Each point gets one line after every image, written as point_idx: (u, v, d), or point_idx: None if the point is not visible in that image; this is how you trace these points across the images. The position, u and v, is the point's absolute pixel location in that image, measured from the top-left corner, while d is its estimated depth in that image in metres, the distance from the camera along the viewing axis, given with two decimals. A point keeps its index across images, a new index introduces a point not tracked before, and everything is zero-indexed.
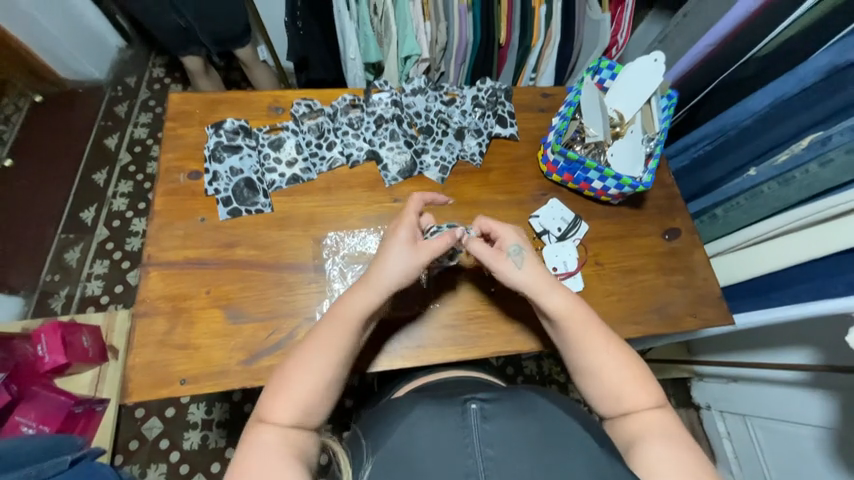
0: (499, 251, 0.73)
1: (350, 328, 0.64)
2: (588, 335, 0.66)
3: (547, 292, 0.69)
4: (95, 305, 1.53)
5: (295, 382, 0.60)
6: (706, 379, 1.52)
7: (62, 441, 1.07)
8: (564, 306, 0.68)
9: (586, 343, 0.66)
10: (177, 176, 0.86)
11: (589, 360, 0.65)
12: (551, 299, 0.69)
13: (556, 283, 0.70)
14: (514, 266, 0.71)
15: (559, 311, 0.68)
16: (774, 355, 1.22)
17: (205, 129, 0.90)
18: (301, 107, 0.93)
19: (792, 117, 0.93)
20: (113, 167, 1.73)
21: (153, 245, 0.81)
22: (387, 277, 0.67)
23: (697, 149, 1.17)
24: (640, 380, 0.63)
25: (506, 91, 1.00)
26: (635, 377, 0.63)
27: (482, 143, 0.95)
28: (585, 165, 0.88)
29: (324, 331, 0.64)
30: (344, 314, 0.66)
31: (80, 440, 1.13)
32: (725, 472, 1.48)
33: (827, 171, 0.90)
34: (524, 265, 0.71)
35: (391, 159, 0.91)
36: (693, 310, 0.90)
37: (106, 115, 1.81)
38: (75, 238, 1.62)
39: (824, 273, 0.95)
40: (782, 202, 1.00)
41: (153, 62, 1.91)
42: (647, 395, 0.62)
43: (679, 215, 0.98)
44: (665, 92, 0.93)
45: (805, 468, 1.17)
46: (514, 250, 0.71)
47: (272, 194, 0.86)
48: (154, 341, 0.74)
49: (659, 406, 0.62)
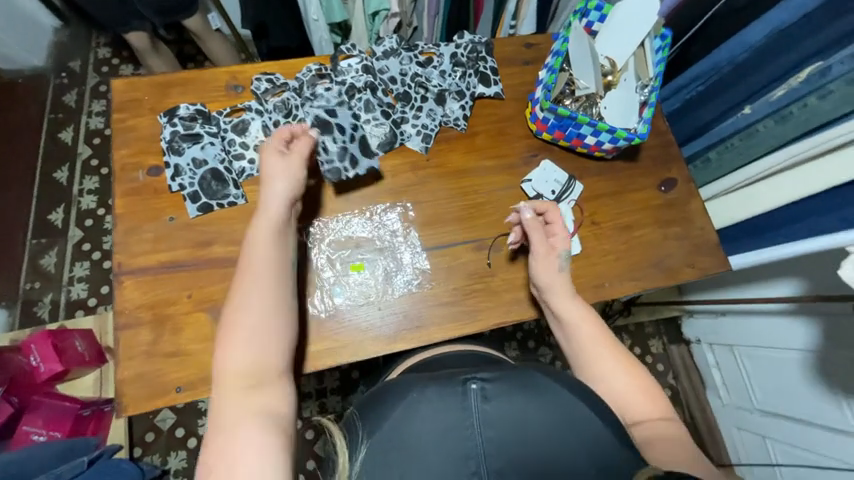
0: (549, 249, 0.77)
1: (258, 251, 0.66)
2: (596, 343, 0.69)
3: (568, 297, 0.74)
4: (83, 309, 1.47)
5: (239, 337, 0.60)
6: (696, 317, 1.56)
7: (76, 443, 1.06)
8: (578, 312, 0.72)
9: (594, 350, 0.68)
10: (136, 174, 0.78)
11: (595, 365, 0.67)
12: (564, 304, 0.73)
13: (574, 293, 0.74)
14: (556, 266, 0.75)
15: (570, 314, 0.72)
16: (762, 289, 1.24)
17: (159, 117, 0.81)
18: (262, 84, 0.84)
19: (791, 47, 0.87)
20: (74, 162, 1.60)
21: (123, 252, 0.75)
22: (280, 195, 0.70)
23: (690, 90, 1.11)
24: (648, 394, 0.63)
25: (486, 45, 0.92)
26: (643, 388, 0.64)
27: (465, 106, 0.88)
28: (577, 121, 0.82)
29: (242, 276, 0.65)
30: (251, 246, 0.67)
31: (95, 439, 1.11)
32: (714, 400, 1.56)
33: (826, 103, 0.85)
34: (565, 269, 0.76)
35: (369, 133, 0.84)
36: (691, 261, 0.88)
37: (54, 106, 1.65)
38: (48, 243, 1.53)
39: (820, 210, 0.93)
40: (778, 140, 0.96)
41: (96, 42, 1.72)
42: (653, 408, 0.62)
43: (674, 164, 0.94)
44: (660, 31, 0.84)
45: (790, 390, 1.23)
46: (565, 254, 0.75)
47: (243, 183, 0.80)
48: (141, 351, 0.71)
49: (665, 417, 0.62)
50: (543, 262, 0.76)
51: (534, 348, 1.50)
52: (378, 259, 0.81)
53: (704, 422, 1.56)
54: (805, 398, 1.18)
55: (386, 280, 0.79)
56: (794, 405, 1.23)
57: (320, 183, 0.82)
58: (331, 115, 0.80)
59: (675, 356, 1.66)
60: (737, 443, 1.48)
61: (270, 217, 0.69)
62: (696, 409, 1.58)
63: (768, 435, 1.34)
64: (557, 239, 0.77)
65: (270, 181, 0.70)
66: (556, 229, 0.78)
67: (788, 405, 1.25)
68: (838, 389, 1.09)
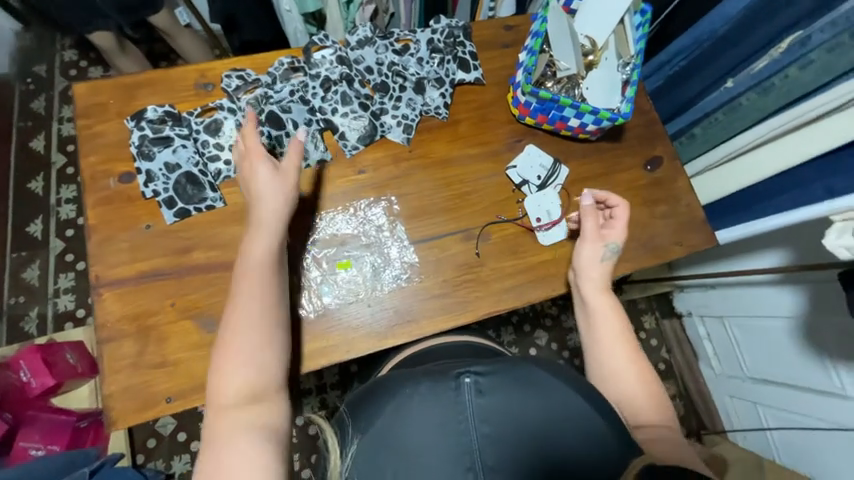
0: (599, 238, 0.77)
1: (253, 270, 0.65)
2: (616, 340, 0.69)
3: (598, 290, 0.74)
4: (72, 321, 1.44)
5: (234, 357, 0.60)
6: (687, 291, 1.58)
7: (75, 456, 1.04)
8: (605, 305, 0.73)
9: (612, 347, 0.69)
10: (106, 181, 0.75)
11: (612, 363, 0.68)
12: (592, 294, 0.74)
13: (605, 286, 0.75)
14: (599, 255, 0.76)
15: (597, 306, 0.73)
16: (749, 262, 1.26)
17: (126, 121, 0.78)
18: (233, 81, 0.81)
19: (772, 17, 0.85)
20: (48, 171, 1.54)
21: (100, 263, 0.72)
22: (270, 211, 0.68)
23: (672, 66, 1.10)
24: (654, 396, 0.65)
25: (464, 29, 0.89)
26: (649, 392, 0.65)
27: (446, 93, 0.86)
28: (559, 103, 0.81)
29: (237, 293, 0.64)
30: (246, 265, 0.66)
31: (95, 450, 1.10)
32: (707, 371, 1.60)
33: (807, 74, 0.85)
34: (607, 262, 0.76)
35: (347, 127, 0.81)
36: (678, 239, 0.88)
37: (22, 114, 1.58)
38: (28, 255, 1.48)
39: (804, 181, 0.93)
40: (760, 112, 0.96)
41: (61, 44, 1.65)
42: (651, 404, 0.64)
43: (659, 143, 0.93)
44: (639, 6, 0.83)
45: (779, 358, 1.26)
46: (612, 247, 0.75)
47: (220, 186, 0.77)
48: (127, 364, 0.69)
49: (663, 416, 0.63)
50: (590, 251, 0.76)
51: (530, 332, 1.51)
52: (364, 255, 0.79)
53: (697, 392, 1.61)
54: (793, 365, 1.22)
55: (373, 277, 0.78)
56: (782, 373, 1.27)
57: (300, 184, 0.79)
58: (283, 110, 0.79)
59: (667, 331, 1.69)
60: (729, 411, 1.53)
61: (264, 232, 0.67)
62: (689, 380, 1.62)
63: (758, 402, 1.38)
64: (611, 233, 0.77)
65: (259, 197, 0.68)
66: (615, 222, 0.77)
67: (777, 373, 1.28)
68: (825, 355, 1.12)
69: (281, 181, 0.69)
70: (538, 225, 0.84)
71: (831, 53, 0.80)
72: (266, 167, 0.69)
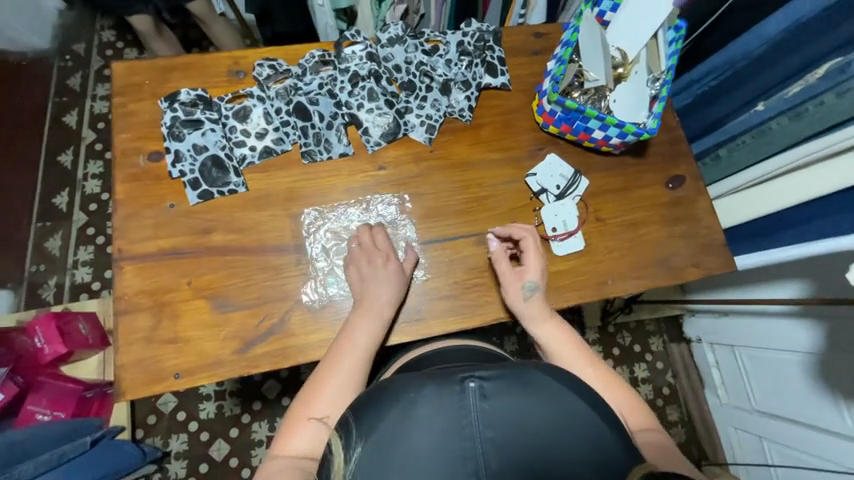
0: (518, 277, 0.76)
1: (358, 359, 0.67)
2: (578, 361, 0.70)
3: (544, 324, 0.74)
4: (88, 292, 1.48)
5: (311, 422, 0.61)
6: (698, 315, 1.55)
7: (79, 424, 1.07)
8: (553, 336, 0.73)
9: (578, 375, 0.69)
10: (136, 159, 0.78)
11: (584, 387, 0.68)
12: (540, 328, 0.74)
13: (550, 315, 0.75)
14: (521, 296, 0.75)
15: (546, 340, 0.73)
16: (768, 291, 1.22)
17: (159, 102, 0.80)
18: (265, 70, 0.82)
19: (811, 42, 0.84)
20: (78, 146, 1.60)
21: (123, 237, 0.74)
22: (381, 306, 0.72)
23: (702, 85, 1.08)
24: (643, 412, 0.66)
25: (494, 34, 0.90)
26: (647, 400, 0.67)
27: (471, 96, 0.86)
28: (585, 114, 0.80)
29: (333, 362, 0.66)
30: (348, 344, 0.68)
31: (98, 422, 1.13)
32: (712, 398, 1.57)
33: (843, 102, 0.83)
34: (531, 298, 0.75)
35: (372, 122, 0.82)
36: (696, 260, 0.87)
37: (59, 89, 1.64)
38: (53, 226, 1.53)
39: (831, 213, 0.91)
40: (793, 137, 0.94)
41: (100, 25, 1.71)
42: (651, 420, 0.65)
43: (683, 161, 0.92)
44: (674, 22, 0.82)
45: (790, 392, 1.22)
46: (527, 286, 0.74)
47: (244, 171, 0.79)
48: (141, 337, 0.71)
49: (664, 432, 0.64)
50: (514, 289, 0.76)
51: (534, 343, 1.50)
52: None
53: (701, 420, 1.57)
54: (805, 401, 1.18)
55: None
56: (793, 408, 1.23)
57: (322, 174, 0.81)
58: (311, 102, 0.80)
59: (675, 355, 1.65)
60: (732, 443, 1.48)
61: (373, 322, 0.71)
62: (693, 407, 1.59)
63: (764, 436, 1.34)
64: (531, 267, 0.76)
65: (376, 289, 0.73)
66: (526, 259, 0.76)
67: (788, 408, 1.24)
68: (838, 391, 1.09)
69: (399, 281, 0.75)
70: (553, 234, 0.83)
71: None
72: (389, 265, 0.74)
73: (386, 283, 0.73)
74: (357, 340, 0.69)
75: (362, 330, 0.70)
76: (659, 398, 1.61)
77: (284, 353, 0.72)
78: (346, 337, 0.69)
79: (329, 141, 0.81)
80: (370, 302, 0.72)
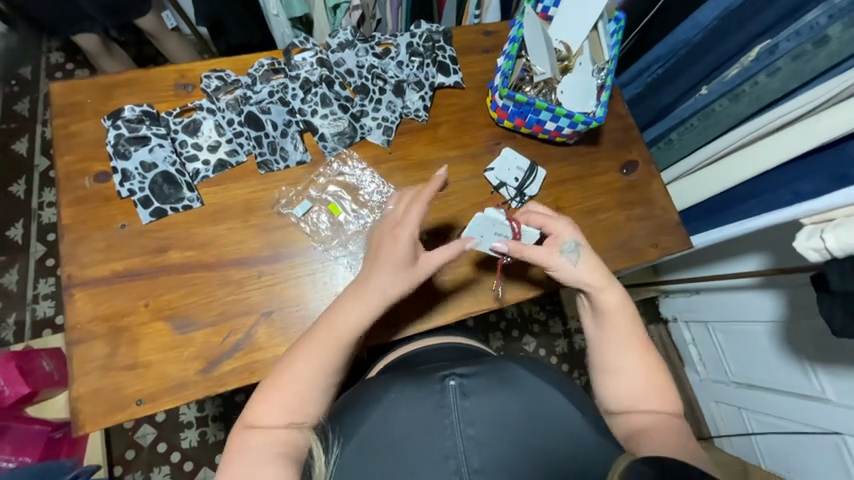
0: (552, 245, 0.70)
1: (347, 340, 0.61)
2: (625, 336, 0.65)
3: (607, 289, 0.67)
4: (51, 328, 1.40)
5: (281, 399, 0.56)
6: (672, 296, 1.60)
7: (51, 465, 1.01)
8: (616, 302, 0.66)
9: (624, 347, 0.64)
10: (81, 181, 0.75)
11: (616, 361, 0.64)
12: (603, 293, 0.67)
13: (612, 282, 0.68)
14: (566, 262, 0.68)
15: (609, 306, 0.66)
16: (732, 267, 1.28)
17: (102, 120, 0.78)
18: (213, 81, 0.81)
19: (742, 26, 0.89)
20: (30, 174, 1.52)
21: (72, 263, 0.71)
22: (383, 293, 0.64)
23: (651, 73, 1.11)
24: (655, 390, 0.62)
25: (444, 34, 0.91)
26: (658, 383, 0.62)
27: (425, 96, 0.87)
28: (535, 107, 0.82)
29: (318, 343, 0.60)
30: (337, 325, 0.61)
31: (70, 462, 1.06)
32: (692, 376, 1.62)
33: (775, 81, 0.89)
34: (579, 260, 0.68)
35: (327, 128, 0.82)
36: (655, 240, 0.90)
37: (5, 116, 1.56)
38: (7, 260, 1.45)
39: (774, 186, 0.97)
40: (733, 119, 1.00)
41: (47, 46, 1.64)
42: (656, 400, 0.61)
43: (635, 146, 0.96)
44: (613, 15, 0.86)
45: (760, 361, 1.28)
46: (568, 248, 0.68)
47: (198, 186, 0.77)
48: (97, 366, 0.68)
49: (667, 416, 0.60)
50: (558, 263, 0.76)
51: (518, 337, 1.52)
52: (330, 248, 0.78)
53: (685, 398, 1.63)
54: (774, 367, 1.24)
55: (325, 271, 0.77)
56: (764, 375, 1.28)
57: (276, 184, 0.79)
58: (263, 111, 0.79)
59: (654, 336, 1.70)
60: (715, 417, 1.54)
61: (365, 306, 0.63)
62: (676, 384, 1.64)
63: (744, 406, 1.39)
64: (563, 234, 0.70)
65: (385, 271, 0.64)
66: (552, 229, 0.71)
67: (760, 376, 1.30)
68: (803, 357, 1.14)
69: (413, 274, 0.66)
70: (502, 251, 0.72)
71: (796, 61, 0.84)
72: (409, 250, 0.65)
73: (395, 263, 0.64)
74: (348, 327, 0.62)
75: (352, 309, 0.63)
76: None
77: (252, 368, 0.71)
78: (335, 316, 0.62)
79: (285, 149, 0.80)
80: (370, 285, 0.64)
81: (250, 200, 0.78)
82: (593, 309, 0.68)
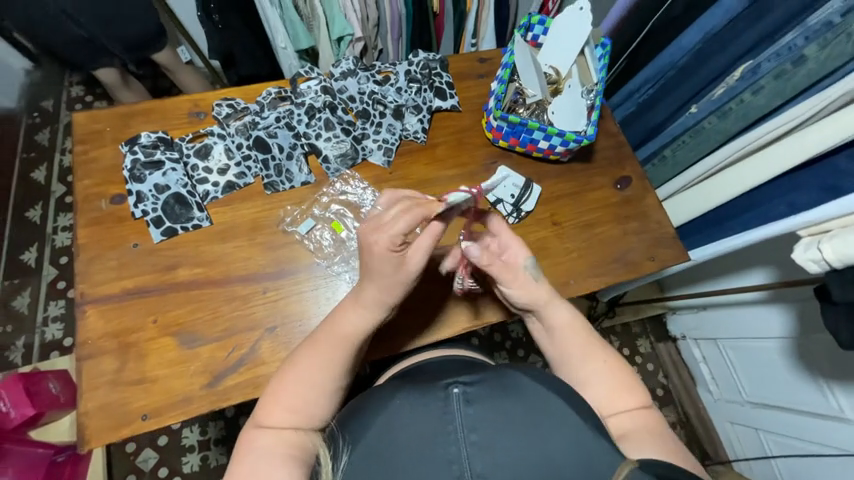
0: (511, 264, 0.70)
1: (350, 341, 0.64)
2: (579, 348, 0.66)
3: (552, 305, 0.70)
4: (58, 350, 1.42)
5: (285, 399, 0.58)
6: (679, 313, 1.59)
7: None
8: (566, 319, 0.69)
9: (579, 359, 0.65)
10: (98, 203, 0.79)
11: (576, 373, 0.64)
12: (551, 312, 0.70)
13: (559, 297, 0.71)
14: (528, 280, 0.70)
15: (557, 324, 0.69)
16: (734, 282, 1.29)
17: (120, 146, 0.83)
18: (224, 108, 0.86)
19: (724, 48, 0.94)
20: (47, 200, 1.58)
21: (86, 281, 0.74)
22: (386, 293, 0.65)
23: (642, 94, 1.16)
24: (630, 387, 0.61)
25: (441, 62, 0.97)
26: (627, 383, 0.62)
27: (423, 119, 0.92)
28: (528, 127, 0.86)
29: (323, 345, 0.63)
30: (339, 329, 0.65)
31: None
32: (706, 395, 1.58)
33: (759, 98, 0.92)
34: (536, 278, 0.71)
35: (330, 150, 0.86)
36: (651, 253, 0.91)
37: (27, 146, 1.64)
38: (20, 283, 1.49)
39: (768, 198, 0.99)
40: (723, 134, 1.03)
41: (69, 81, 1.74)
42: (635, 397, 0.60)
43: (628, 163, 0.99)
44: (600, 40, 0.90)
45: (773, 377, 1.26)
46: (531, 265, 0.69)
47: (207, 206, 0.81)
48: (105, 381, 0.70)
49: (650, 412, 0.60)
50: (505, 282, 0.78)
51: (523, 356, 1.51)
52: (332, 263, 0.81)
53: (699, 419, 1.58)
54: (787, 382, 1.21)
55: (328, 287, 0.79)
56: (778, 391, 1.25)
57: (282, 204, 0.83)
58: (270, 136, 0.84)
59: (663, 355, 1.68)
60: (732, 439, 1.49)
61: (366, 309, 0.65)
62: (688, 405, 1.60)
63: (761, 427, 1.35)
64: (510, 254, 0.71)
65: (376, 277, 0.64)
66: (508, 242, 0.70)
67: (774, 393, 1.27)
68: (817, 373, 1.12)
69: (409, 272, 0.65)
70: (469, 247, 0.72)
71: (778, 79, 0.88)
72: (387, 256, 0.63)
73: (382, 268, 0.64)
74: (350, 328, 0.65)
75: (353, 312, 0.66)
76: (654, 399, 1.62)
77: (255, 382, 0.72)
78: (337, 319, 0.66)
79: (290, 171, 0.85)
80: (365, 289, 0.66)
81: (257, 220, 0.81)
82: (544, 327, 0.71)
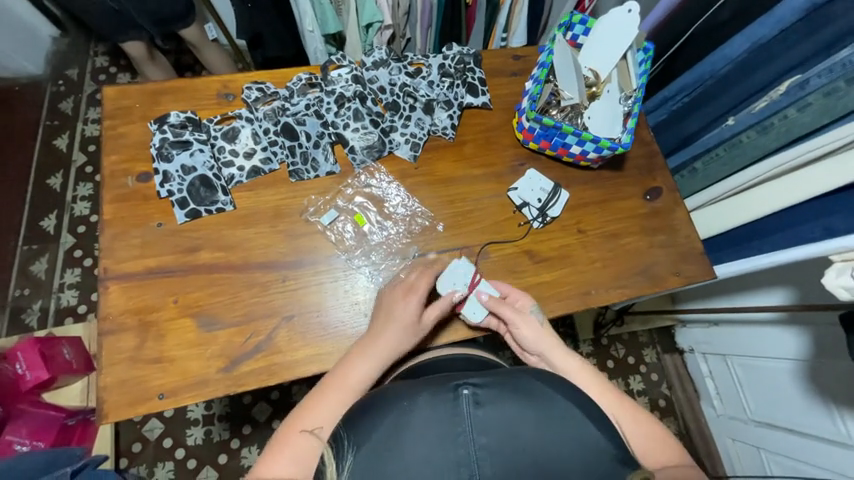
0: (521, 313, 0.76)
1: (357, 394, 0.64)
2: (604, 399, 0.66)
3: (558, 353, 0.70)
4: (73, 317, 1.45)
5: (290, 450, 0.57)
6: (689, 326, 1.57)
7: (60, 454, 0.97)
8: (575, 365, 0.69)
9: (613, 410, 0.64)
10: (125, 180, 0.79)
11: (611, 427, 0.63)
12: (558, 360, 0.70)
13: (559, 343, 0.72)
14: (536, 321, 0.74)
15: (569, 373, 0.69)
16: (750, 299, 1.25)
17: (149, 124, 0.82)
18: (253, 92, 0.85)
19: (771, 60, 0.90)
20: (68, 169, 1.60)
21: (109, 256, 0.75)
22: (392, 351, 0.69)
23: (676, 101, 1.12)
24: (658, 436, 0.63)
25: (474, 56, 0.94)
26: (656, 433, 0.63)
27: (454, 115, 0.90)
28: (562, 130, 0.84)
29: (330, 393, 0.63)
30: (347, 381, 0.65)
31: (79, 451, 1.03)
32: (709, 411, 1.56)
33: (805, 115, 0.88)
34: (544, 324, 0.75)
35: (358, 141, 0.85)
36: (677, 269, 0.89)
37: (51, 113, 1.66)
38: (39, 249, 1.51)
39: (803, 220, 0.95)
40: (761, 151, 0.99)
41: (94, 51, 1.75)
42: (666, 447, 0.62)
43: (659, 173, 0.96)
44: (642, 44, 0.88)
45: (782, 399, 1.23)
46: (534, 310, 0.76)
47: (232, 190, 0.80)
48: (125, 357, 0.70)
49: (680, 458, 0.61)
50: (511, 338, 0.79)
51: None
52: (353, 257, 0.80)
53: (700, 435, 1.55)
54: (796, 405, 1.19)
55: (347, 279, 0.79)
56: (787, 414, 1.23)
57: (305, 190, 0.82)
58: (298, 123, 0.83)
59: (669, 366, 1.65)
60: (732, 456, 1.47)
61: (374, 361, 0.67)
62: (691, 419, 1.57)
63: (762, 446, 1.33)
64: (520, 299, 0.77)
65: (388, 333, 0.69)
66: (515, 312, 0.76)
67: (782, 415, 1.24)
68: (830, 400, 1.09)
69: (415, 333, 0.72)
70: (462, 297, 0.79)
71: (828, 97, 0.84)
72: (413, 314, 0.72)
73: (397, 323, 0.70)
74: (358, 380, 0.65)
75: (362, 365, 0.67)
76: (655, 410, 1.60)
77: (271, 370, 0.72)
78: (345, 371, 0.66)
79: (316, 160, 0.84)
80: (377, 342, 0.69)
81: (281, 207, 0.81)
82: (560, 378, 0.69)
